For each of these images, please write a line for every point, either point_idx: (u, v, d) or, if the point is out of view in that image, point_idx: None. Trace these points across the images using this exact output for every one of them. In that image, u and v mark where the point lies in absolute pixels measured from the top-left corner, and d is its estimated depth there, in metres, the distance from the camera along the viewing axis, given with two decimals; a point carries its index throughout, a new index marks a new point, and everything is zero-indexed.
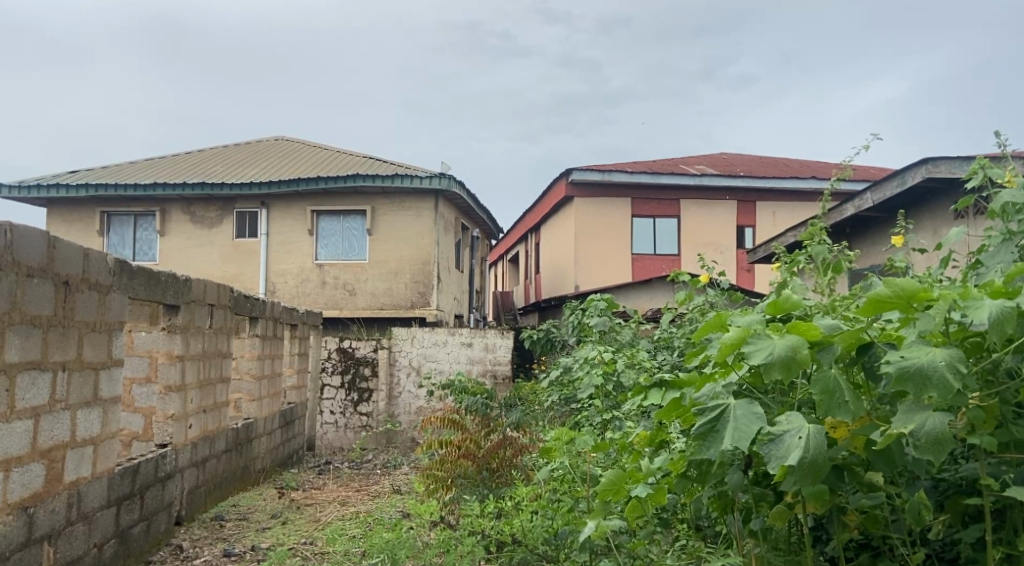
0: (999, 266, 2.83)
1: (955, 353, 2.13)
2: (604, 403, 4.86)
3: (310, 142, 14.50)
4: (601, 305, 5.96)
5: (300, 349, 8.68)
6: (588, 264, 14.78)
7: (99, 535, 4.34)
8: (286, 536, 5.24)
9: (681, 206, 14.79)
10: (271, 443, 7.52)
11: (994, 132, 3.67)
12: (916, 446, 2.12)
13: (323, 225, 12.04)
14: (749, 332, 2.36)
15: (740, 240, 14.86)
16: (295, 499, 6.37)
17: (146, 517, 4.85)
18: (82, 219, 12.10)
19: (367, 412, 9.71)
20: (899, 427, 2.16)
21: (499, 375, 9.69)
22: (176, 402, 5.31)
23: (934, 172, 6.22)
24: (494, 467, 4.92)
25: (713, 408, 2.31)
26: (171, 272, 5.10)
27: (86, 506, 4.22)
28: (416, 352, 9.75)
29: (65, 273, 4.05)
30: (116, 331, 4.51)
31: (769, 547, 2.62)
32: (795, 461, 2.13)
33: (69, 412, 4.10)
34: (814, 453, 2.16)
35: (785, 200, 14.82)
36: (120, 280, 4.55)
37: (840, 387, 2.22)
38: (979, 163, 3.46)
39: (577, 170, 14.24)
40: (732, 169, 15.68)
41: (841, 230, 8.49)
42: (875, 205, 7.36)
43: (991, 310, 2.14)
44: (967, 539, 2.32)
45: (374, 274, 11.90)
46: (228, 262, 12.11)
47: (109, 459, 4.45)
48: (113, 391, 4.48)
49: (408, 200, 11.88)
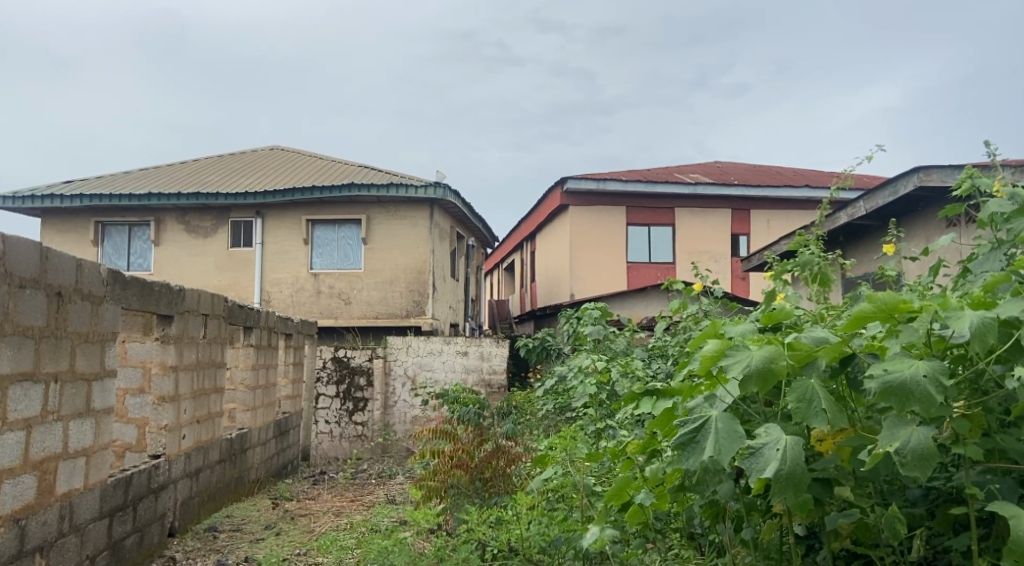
0: (986, 275, 2.85)
1: (938, 365, 2.13)
2: (599, 412, 4.80)
3: (305, 151, 14.51)
4: (596, 313, 5.93)
5: (296, 358, 8.68)
6: (583, 273, 14.78)
7: (90, 548, 4.31)
8: (279, 548, 5.22)
9: (676, 215, 14.81)
10: (264, 454, 7.47)
11: (984, 141, 3.70)
12: (902, 463, 2.11)
13: (318, 234, 12.03)
14: (728, 345, 2.37)
15: (734, 248, 14.91)
16: (289, 510, 6.36)
17: (139, 529, 4.84)
18: (76, 229, 12.06)
19: (362, 421, 9.71)
20: (885, 446, 2.15)
21: (494, 383, 9.66)
22: (169, 413, 5.28)
23: (926, 180, 6.24)
24: (487, 477, 4.92)
25: (695, 419, 2.32)
26: (164, 282, 5.10)
27: (77, 518, 4.19)
28: (411, 361, 9.72)
29: (59, 283, 4.05)
30: (108, 342, 4.49)
31: (760, 556, 2.62)
32: (771, 473, 2.13)
33: (61, 423, 4.08)
34: (792, 465, 2.16)
35: (778, 208, 14.88)
36: (112, 290, 4.54)
37: (817, 396, 2.23)
38: (968, 172, 3.49)
39: (572, 179, 14.24)
40: (727, 177, 15.75)
41: (834, 239, 8.52)
42: (867, 214, 7.37)
43: (973, 321, 2.14)
44: (957, 547, 2.32)
45: (370, 283, 11.90)
46: (223, 271, 12.09)
47: (101, 471, 4.43)
48: (106, 402, 4.47)
49: (404, 209, 11.89)
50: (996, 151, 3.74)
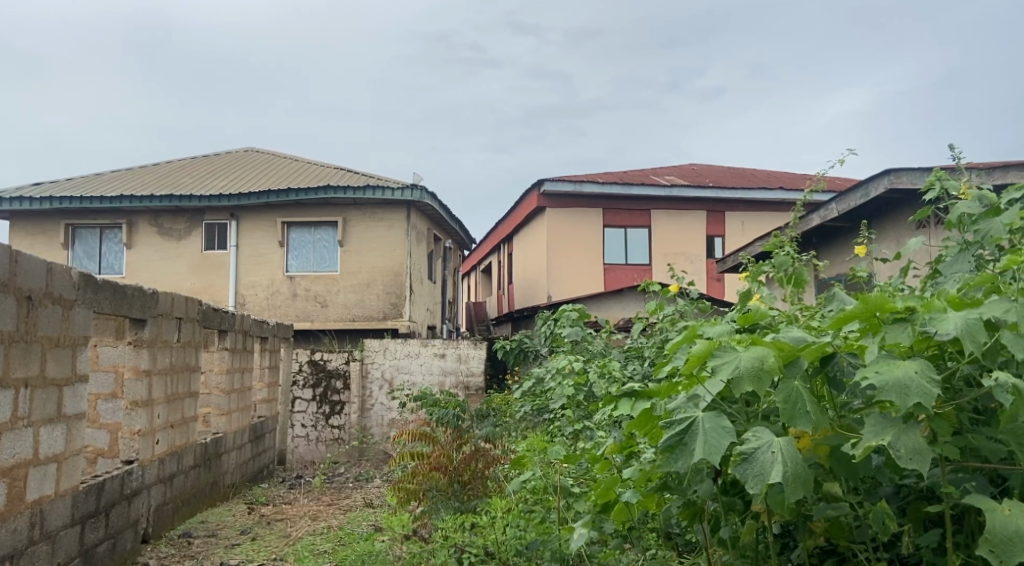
0: (956, 277, 2.89)
1: (924, 364, 2.15)
2: (576, 413, 4.85)
3: (279, 153, 14.42)
4: (573, 314, 5.94)
5: (271, 362, 8.62)
6: (560, 274, 14.78)
7: (62, 555, 4.25)
8: (256, 553, 5.17)
9: (651, 216, 14.88)
10: (239, 458, 7.41)
11: (951, 143, 3.75)
12: (897, 457, 2.11)
13: (294, 237, 11.96)
14: (715, 345, 2.37)
15: (709, 250, 15.02)
16: (265, 514, 6.31)
17: (111, 535, 4.77)
18: (46, 233, 11.90)
19: (339, 425, 9.67)
20: (875, 440, 2.16)
21: (471, 386, 9.64)
22: (142, 418, 5.23)
23: (897, 183, 6.29)
24: (465, 480, 4.91)
25: (681, 420, 2.31)
26: (137, 286, 5.03)
27: (49, 526, 4.12)
28: (388, 364, 9.67)
29: (28, 287, 3.99)
30: (80, 346, 4.43)
31: (736, 555, 2.62)
32: (776, 476, 2.12)
33: (32, 429, 4.02)
34: (790, 465, 2.16)
35: (752, 210, 15.02)
36: (85, 294, 4.47)
37: (802, 398, 2.23)
38: (936, 174, 3.52)
39: (549, 181, 14.24)
40: (701, 179, 15.85)
41: (807, 240, 8.60)
42: (840, 215, 7.44)
43: (957, 322, 2.16)
44: (926, 543, 2.35)
45: (345, 286, 11.84)
46: (197, 275, 11.96)
47: (72, 477, 4.36)
48: (78, 408, 4.41)
49: (381, 211, 11.86)
50: (961, 152, 3.79)
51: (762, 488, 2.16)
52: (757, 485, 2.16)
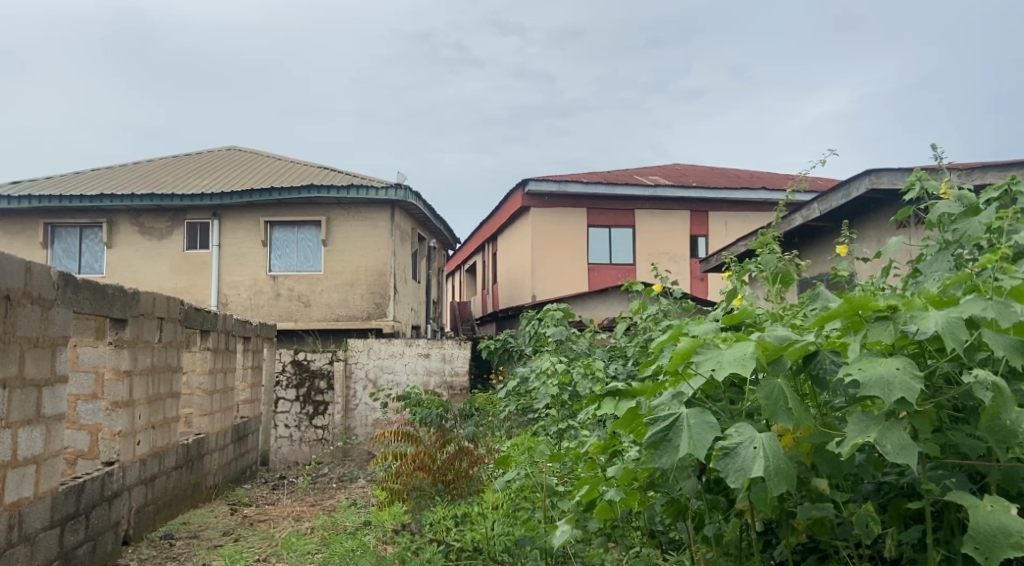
0: (936, 276, 2.89)
1: (907, 361, 2.16)
2: (560, 412, 4.84)
3: (262, 152, 14.34)
4: (557, 314, 5.94)
5: (254, 362, 8.57)
6: (545, 274, 14.78)
7: (41, 557, 4.21)
8: (239, 553, 5.14)
9: (635, 216, 14.91)
10: (222, 459, 7.36)
11: (931, 144, 3.77)
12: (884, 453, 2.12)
13: (277, 236, 11.90)
14: (698, 342, 2.37)
15: (693, 249, 15.06)
16: (248, 516, 6.26)
17: (91, 537, 4.72)
18: (25, 232, 11.78)
19: (322, 425, 9.67)
20: (861, 437, 2.16)
21: (455, 386, 9.59)
22: (122, 419, 5.17)
23: (878, 183, 6.32)
24: (449, 480, 4.91)
25: (666, 417, 2.31)
26: (118, 285, 4.98)
27: (27, 528, 4.08)
28: (372, 364, 9.63)
29: (6, 287, 3.94)
30: (59, 346, 4.38)
31: (721, 552, 2.62)
32: (759, 471, 2.12)
33: (10, 431, 3.97)
34: (772, 460, 2.16)
35: (735, 210, 15.08)
36: (64, 293, 4.43)
37: (784, 394, 2.24)
38: (916, 174, 3.52)
39: (533, 181, 14.23)
40: (684, 179, 15.89)
41: (789, 240, 8.64)
42: (822, 215, 7.47)
43: (938, 320, 2.17)
44: (908, 539, 2.36)
45: (329, 285, 11.79)
46: (179, 275, 11.88)
47: (52, 478, 4.31)
48: (57, 409, 4.35)
49: (364, 211, 11.82)
50: (942, 154, 3.80)
51: (743, 483, 2.17)
52: (739, 480, 2.16)
